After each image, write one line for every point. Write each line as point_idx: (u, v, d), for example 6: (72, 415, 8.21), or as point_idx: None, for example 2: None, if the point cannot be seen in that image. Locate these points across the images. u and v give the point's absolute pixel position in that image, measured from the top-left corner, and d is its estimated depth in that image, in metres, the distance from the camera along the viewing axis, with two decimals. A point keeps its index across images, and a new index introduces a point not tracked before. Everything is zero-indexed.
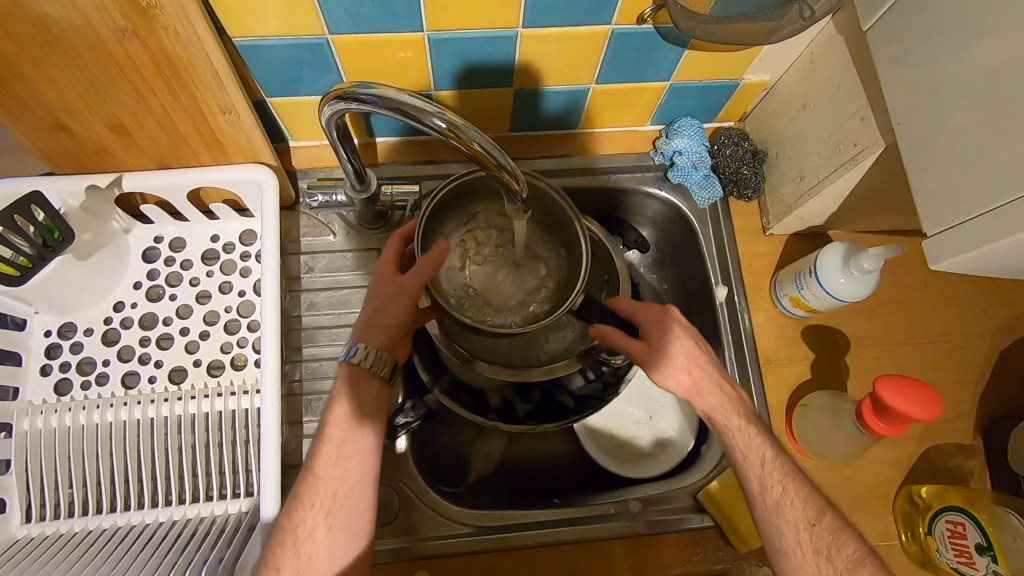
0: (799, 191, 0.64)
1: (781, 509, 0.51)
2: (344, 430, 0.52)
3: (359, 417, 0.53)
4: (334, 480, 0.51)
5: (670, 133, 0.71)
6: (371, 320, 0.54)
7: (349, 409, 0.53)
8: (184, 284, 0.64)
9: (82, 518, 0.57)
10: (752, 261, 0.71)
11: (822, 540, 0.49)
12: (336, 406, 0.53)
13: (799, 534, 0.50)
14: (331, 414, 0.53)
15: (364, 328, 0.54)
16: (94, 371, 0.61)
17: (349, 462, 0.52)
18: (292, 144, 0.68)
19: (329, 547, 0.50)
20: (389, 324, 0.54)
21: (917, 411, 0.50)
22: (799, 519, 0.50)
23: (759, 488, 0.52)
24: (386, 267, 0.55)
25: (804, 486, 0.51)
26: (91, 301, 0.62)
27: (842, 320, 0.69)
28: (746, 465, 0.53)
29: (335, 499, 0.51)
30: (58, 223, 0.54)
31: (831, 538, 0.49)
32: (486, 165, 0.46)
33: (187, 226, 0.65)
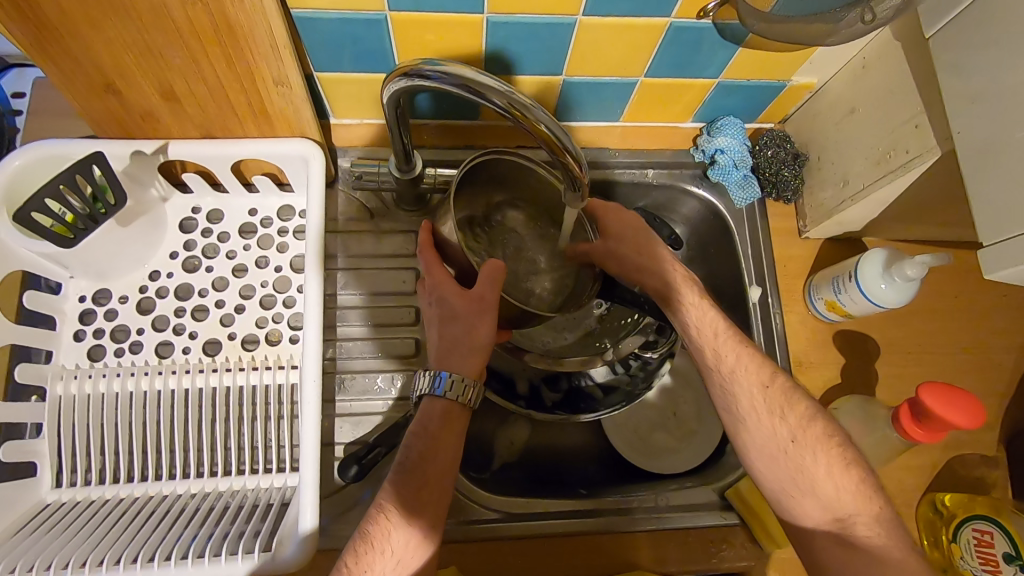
0: (841, 195, 0.64)
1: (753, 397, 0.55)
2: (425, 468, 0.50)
3: (438, 457, 0.51)
4: (408, 527, 0.48)
5: (712, 130, 0.71)
6: (459, 347, 0.53)
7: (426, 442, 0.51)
8: (220, 257, 0.63)
9: (113, 485, 0.57)
10: (787, 263, 0.71)
11: (773, 405, 0.54)
12: (421, 441, 0.51)
13: (781, 442, 0.53)
14: (414, 450, 0.51)
15: (454, 353, 0.53)
16: (128, 339, 0.60)
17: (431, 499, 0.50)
18: (333, 121, 0.68)
19: None
20: (482, 345, 0.53)
21: (960, 420, 0.50)
22: (754, 384, 0.55)
23: (742, 409, 0.55)
24: (450, 294, 0.53)
25: (788, 395, 0.55)
26: (128, 268, 0.61)
27: (874, 326, 0.69)
28: (725, 382, 0.56)
29: (405, 549, 0.47)
30: (113, 185, 0.54)
31: (799, 420, 0.54)
32: (552, 148, 0.45)
33: (225, 198, 0.65)
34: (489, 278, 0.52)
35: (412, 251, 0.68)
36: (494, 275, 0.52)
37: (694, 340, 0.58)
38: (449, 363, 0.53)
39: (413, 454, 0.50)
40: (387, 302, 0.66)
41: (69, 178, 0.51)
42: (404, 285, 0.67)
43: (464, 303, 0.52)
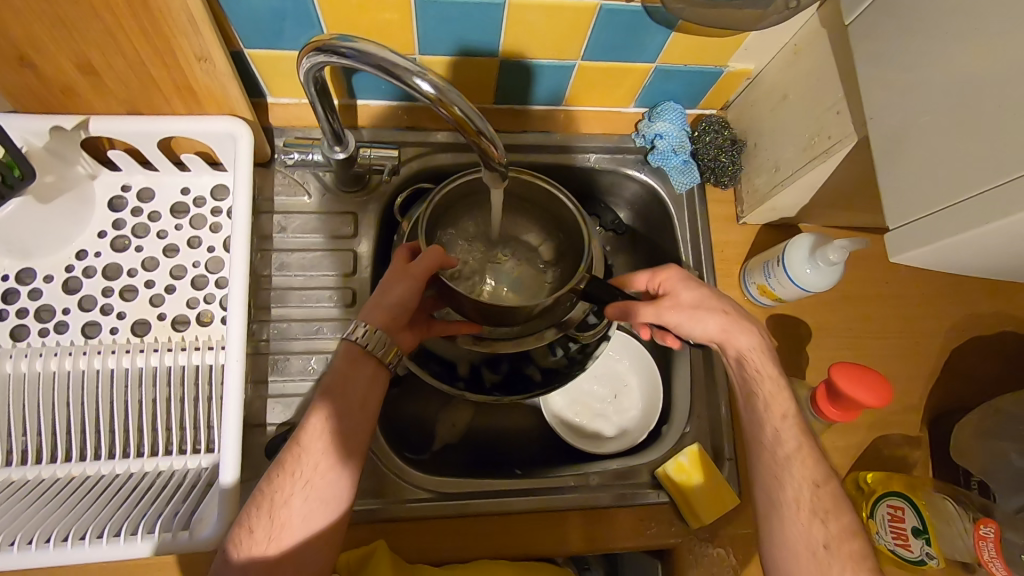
0: (773, 180, 0.65)
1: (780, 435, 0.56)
2: (340, 405, 0.53)
3: (351, 398, 0.53)
4: (318, 453, 0.51)
5: (652, 115, 0.72)
6: (372, 299, 0.55)
7: (344, 384, 0.54)
8: (151, 236, 0.63)
9: (35, 466, 0.56)
10: (724, 248, 0.72)
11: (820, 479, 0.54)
12: (333, 379, 0.54)
13: (801, 491, 0.54)
14: (326, 387, 0.54)
15: (371, 307, 0.55)
16: (53, 319, 0.59)
17: (345, 443, 0.52)
18: (270, 100, 0.67)
19: (303, 518, 0.50)
20: (393, 305, 0.55)
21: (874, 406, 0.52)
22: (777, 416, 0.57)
23: (776, 451, 0.56)
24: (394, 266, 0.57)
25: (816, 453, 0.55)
26: (53, 247, 0.60)
27: (806, 311, 0.71)
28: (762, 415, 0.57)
29: (314, 473, 0.51)
30: (19, 160, 0.52)
31: (833, 501, 0.53)
32: (467, 130, 0.45)
33: (156, 176, 0.63)
34: (431, 260, 0.55)
35: (350, 232, 0.68)
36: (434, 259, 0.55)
37: (762, 415, 0.57)
38: (364, 314, 0.55)
39: (327, 380, 0.54)
40: (325, 283, 0.66)
41: None
42: (342, 266, 0.67)
43: (401, 274, 0.55)
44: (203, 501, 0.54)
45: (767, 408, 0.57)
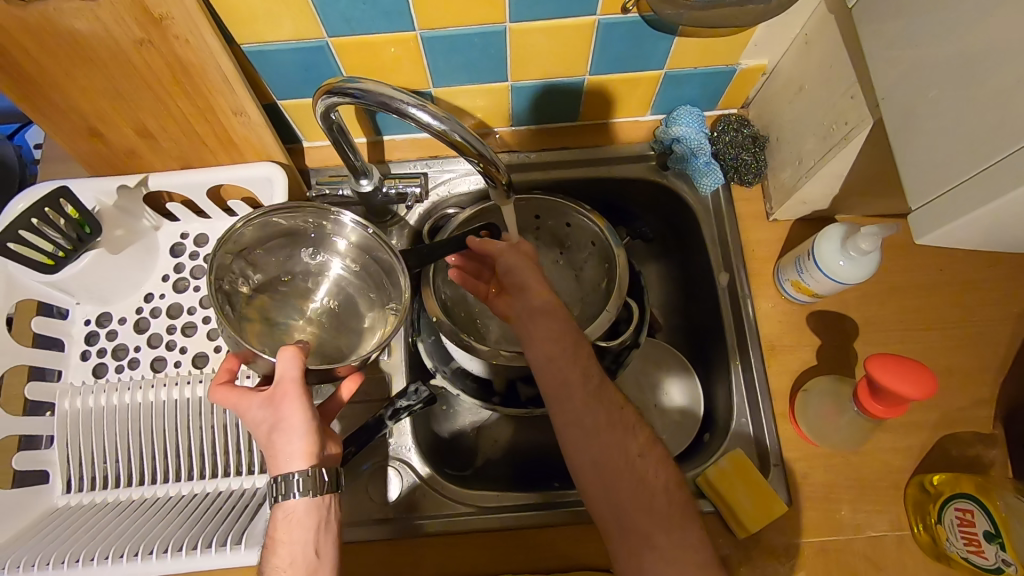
0: (798, 173, 0.64)
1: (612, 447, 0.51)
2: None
3: (298, 571, 0.45)
4: None
5: (668, 121, 0.72)
6: (286, 439, 0.46)
7: (290, 559, 0.45)
8: (207, 276, 0.69)
9: (114, 490, 0.62)
10: (756, 247, 0.71)
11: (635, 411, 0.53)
12: (274, 559, 0.46)
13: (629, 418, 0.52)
14: (268, 573, 0.45)
15: (285, 453, 0.46)
16: (126, 357, 0.66)
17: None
18: (305, 144, 0.73)
19: None
20: (305, 429, 0.47)
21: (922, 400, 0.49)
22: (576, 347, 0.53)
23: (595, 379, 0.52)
24: (261, 414, 0.47)
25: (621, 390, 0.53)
26: (125, 292, 0.67)
27: (850, 305, 0.67)
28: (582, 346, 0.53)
29: None
30: (87, 218, 0.60)
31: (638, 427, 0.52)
32: (467, 153, 0.48)
33: (209, 223, 0.70)
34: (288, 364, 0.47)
35: None
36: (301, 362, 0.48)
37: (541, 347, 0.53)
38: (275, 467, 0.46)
39: (268, 568, 0.45)
40: None
41: (40, 213, 0.57)
42: None
43: (272, 408, 0.47)
44: (254, 521, 0.58)
45: (555, 395, 0.52)
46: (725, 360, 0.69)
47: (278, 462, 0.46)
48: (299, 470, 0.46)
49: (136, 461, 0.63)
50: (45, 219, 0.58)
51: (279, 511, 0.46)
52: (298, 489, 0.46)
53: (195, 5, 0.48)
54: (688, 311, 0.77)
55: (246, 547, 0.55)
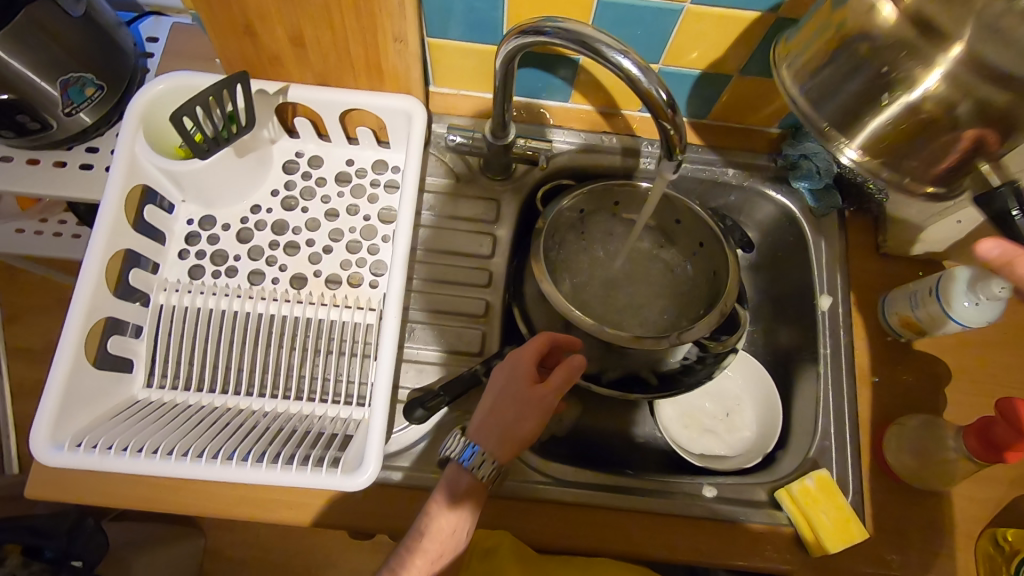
0: (926, 212, 0.64)
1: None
2: (448, 527, 0.52)
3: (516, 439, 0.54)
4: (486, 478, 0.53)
5: (796, 137, 0.72)
6: (496, 429, 0.53)
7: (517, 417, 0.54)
8: (316, 200, 0.68)
9: (195, 393, 0.60)
10: (860, 277, 0.71)
11: None
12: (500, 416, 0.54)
13: None
14: (492, 424, 0.53)
15: (501, 439, 0.53)
16: (225, 264, 0.65)
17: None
18: (431, 89, 0.72)
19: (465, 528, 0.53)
20: (524, 438, 0.53)
21: None
22: None
23: None
24: (521, 393, 0.54)
25: None
26: (233, 199, 0.66)
27: (947, 350, 0.67)
28: None
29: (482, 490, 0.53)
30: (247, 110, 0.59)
31: None
32: (660, 113, 0.47)
33: (327, 146, 0.69)
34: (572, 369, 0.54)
35: (493, 217, 0.71)
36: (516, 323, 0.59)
37: None
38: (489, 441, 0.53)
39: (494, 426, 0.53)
40: (466, 261, 0.69)
41: (218, 92, 0.56)
42: (480, 248, 0.69)
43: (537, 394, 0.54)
44: (343, 449, 0.56)
45: None
46: (812, 382, 0.69)
47: (508, 454, 0.53)
48: (497, 459, 0.52)
49: (224, 369, 0.61)
50: (223, 101, 0.57)
51: (437, 512, 0.52)
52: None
53: None
54: (774, 330, 0.77)
55: (341, 471, 0.53)
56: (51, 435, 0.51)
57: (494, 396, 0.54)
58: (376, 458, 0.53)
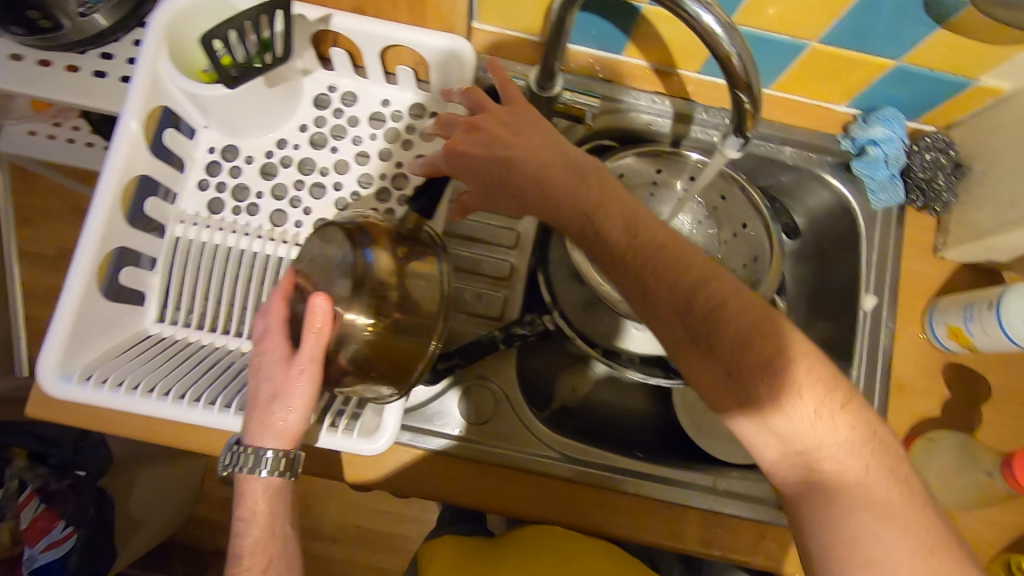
0: (1001, 218, 0.59)
1: (849, 450, 0.42)
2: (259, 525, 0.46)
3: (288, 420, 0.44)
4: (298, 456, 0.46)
5: (869, 119, 0.65)
6: (273, 404, 0.43)
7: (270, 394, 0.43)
8: (346, 140, 0.63)
9: (209, 333, 0.58)
10: (911, 279, 0.66)
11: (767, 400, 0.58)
12: (265, 390, 0.43)
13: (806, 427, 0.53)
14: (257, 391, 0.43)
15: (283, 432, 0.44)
16: (246, 201, 0.61)
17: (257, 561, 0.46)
18: (475, 24, 0.64)
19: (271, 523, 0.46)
20: (295, 426, 0.44)
21: None
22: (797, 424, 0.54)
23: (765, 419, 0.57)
24: (273, 366, 0.43)
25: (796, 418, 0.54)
26: (260, 130, 0.61)
27: (993, 369, 0.64)
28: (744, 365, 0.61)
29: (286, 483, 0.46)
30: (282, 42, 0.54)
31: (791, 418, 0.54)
32: (737, 81, 0.42)
33: (362, 83, 0.64)
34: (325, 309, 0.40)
35: None
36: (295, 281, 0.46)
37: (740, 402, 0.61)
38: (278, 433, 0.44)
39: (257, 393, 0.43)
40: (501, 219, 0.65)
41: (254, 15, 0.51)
42: None
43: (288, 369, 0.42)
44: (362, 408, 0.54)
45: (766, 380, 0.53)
46: None
47: (256, 434, 0.43)
48: (275, 449, 0.43)
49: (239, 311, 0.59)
50: (259, 27, 0.52)
51: (245, 479, 0.45)
52: (267, 468, 0.44)
53: None
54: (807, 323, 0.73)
55: (358, 435, 0.51)
56: (60, 365, 0.50)
57: (255, 362, 0.44)
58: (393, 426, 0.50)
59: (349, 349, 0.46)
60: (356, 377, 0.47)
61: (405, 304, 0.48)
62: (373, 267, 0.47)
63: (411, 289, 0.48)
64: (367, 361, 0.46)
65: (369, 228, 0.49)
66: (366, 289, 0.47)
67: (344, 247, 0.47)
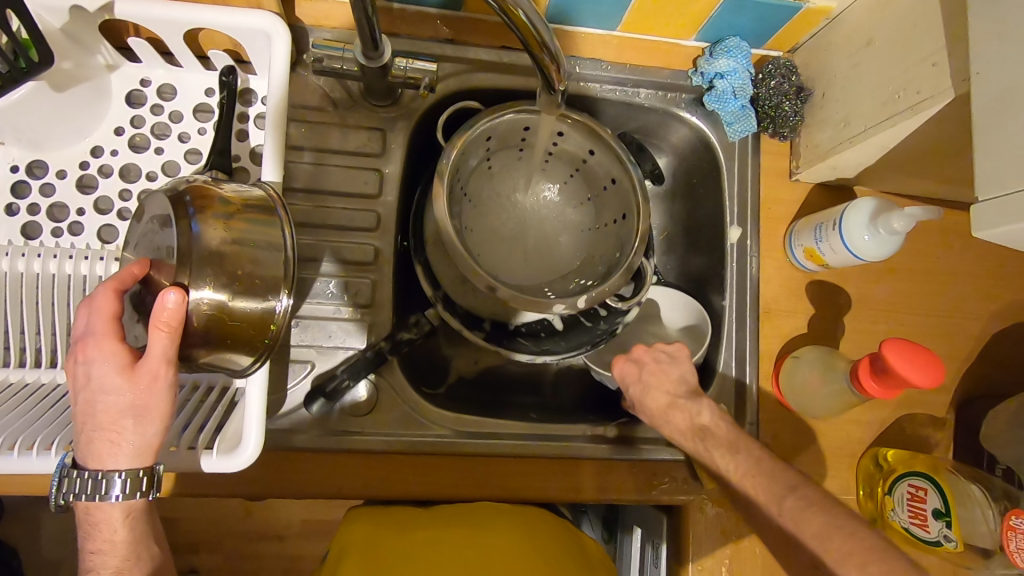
0: (840, 137, 0.60)
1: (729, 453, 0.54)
2: (120, 533, 0.45)
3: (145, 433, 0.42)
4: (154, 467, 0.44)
5: (714, 52, 0.65)
6: (124, 416, 0.41)
7: (113, 408, 0.41)
8: (171, 138, 0.58)
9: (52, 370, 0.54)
10: (772, 206, 0.68)
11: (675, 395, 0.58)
12: (103, 404, 0.41)
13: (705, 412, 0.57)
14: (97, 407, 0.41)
15: (137, 447, 0.42)
16: (67, 219, 0.55)
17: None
18: None
19: (130, 529, 0.46)
20: (154, 436, 0.43)
21: (924, 388, 0.49)
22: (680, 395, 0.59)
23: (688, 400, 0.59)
24: (111, 380, 0.41)
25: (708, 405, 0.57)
26: (67, 139, 0.55)
27: (850, 280, 0.67)
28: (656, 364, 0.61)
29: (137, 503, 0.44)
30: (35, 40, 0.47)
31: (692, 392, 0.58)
32: (530, 42, 0.41)
33: (178, 72, 0.58)
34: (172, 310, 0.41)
35: (380, 150, 0.63)
36: (130, 283, 0.43)
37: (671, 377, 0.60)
38: (128, 451, 0.42)
39: (98, 411, 0.41)
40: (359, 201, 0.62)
41: None
42: (366, 187, 0.62)
43: (136, 377, 0.41)
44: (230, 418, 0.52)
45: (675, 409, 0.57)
46: (717, 316, 0.68)
47: (102, 456, 0.42)
48: (129, 469, 0.42)
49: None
50: None
51: (97, 505, 0.43)
52: (120, 490, 0.42)
53: None
54: (686, 260, 0.74)
55: (219, 453, 0.48)
56: None
57: (83, 376, 0.41)
58: (258, 433, 0.49)
59: (194, 324, 0.44)
60: (206, 349, 0.46)
61: (248, 271, 0.46)
62: (201, 240, 0.44)
63: (251, 253, 0.46)
64: (216, 335, 0.45)
65: (192, 195, 0.45)
66: (199, 264, 0.44)
67: (166, 224, 0.44)
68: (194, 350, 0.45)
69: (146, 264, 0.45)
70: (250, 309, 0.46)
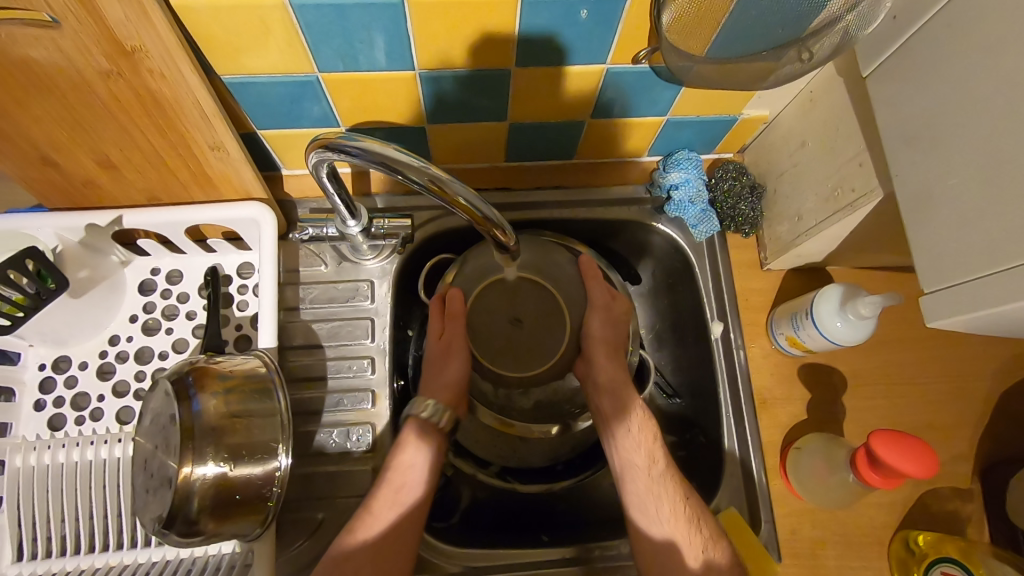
0: (796, 230, 0.63)
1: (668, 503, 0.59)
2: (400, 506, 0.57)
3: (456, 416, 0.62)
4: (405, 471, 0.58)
5: (666, 165, 0.70)
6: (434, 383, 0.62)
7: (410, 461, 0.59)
8: (180, 318, 0.63)
9: (74, 557, 0.55)
10: (748, 296, 0.70)
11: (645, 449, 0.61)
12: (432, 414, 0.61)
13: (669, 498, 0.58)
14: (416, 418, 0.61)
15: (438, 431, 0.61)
16: (89, 407, 0.60)
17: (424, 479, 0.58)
18: (284, 172, 0.68)
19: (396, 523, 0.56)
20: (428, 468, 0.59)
21: (921, 477, 0.49)
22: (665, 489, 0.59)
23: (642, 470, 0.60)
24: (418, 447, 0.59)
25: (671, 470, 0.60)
26: (87, 334, 0.61)
27: (840, 359, 0.68)
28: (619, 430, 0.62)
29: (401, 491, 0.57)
30: (52, 272, 0.53)
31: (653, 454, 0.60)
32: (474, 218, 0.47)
33: (184, 258, 0.65)
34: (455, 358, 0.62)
35: (370, 300, 0.67)
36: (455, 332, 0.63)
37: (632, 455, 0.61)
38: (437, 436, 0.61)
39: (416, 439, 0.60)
40: (353, 351, 0.66)
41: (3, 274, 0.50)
42: (359, 336, 0.66)
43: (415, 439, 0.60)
44: None
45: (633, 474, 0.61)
46: (715, 409, 0.69)
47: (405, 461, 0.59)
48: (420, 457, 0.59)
49: (103, 517, 0.56)
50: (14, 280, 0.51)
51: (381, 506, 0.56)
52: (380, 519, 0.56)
53: (174, 40, 0.43)
54: (678, 358, 0.76)
55: None
56: None
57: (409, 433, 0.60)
58: None
59: (198, 499, 0.46)
60: (214, 518, 0.47)
61: (246, 439, 0.49)
62: (202, 417, 0.48)
63: (249, 422, 0.49)
64: (221, 503, 0.47)
65: (193, 375, 0.49)
66: (203, 438, 0.47)
67: (171, 406, 0.48)
68: (202, 518, 0.47)
69: (153, 444, 0.48)
70: (251, 476, 0.48)
